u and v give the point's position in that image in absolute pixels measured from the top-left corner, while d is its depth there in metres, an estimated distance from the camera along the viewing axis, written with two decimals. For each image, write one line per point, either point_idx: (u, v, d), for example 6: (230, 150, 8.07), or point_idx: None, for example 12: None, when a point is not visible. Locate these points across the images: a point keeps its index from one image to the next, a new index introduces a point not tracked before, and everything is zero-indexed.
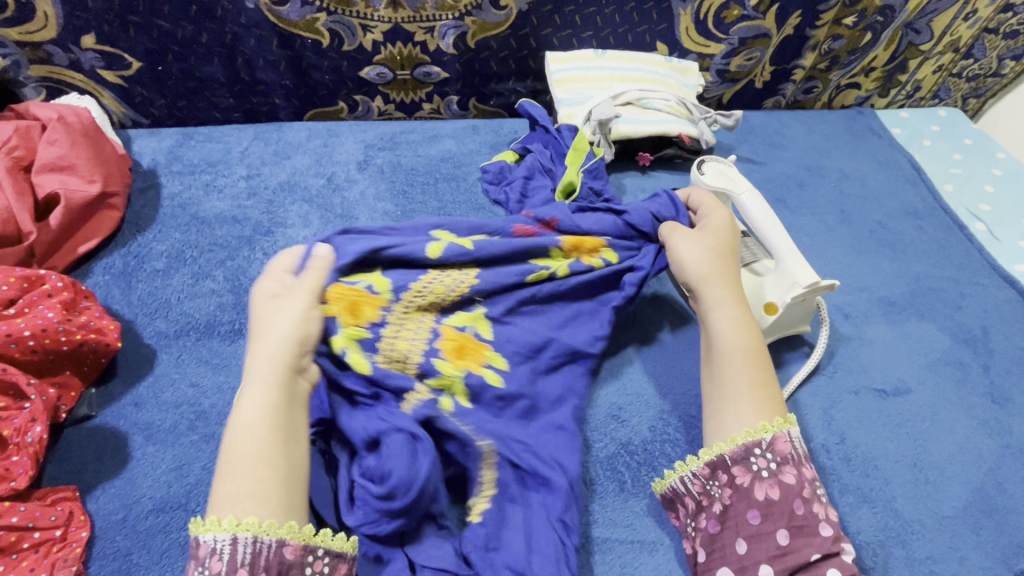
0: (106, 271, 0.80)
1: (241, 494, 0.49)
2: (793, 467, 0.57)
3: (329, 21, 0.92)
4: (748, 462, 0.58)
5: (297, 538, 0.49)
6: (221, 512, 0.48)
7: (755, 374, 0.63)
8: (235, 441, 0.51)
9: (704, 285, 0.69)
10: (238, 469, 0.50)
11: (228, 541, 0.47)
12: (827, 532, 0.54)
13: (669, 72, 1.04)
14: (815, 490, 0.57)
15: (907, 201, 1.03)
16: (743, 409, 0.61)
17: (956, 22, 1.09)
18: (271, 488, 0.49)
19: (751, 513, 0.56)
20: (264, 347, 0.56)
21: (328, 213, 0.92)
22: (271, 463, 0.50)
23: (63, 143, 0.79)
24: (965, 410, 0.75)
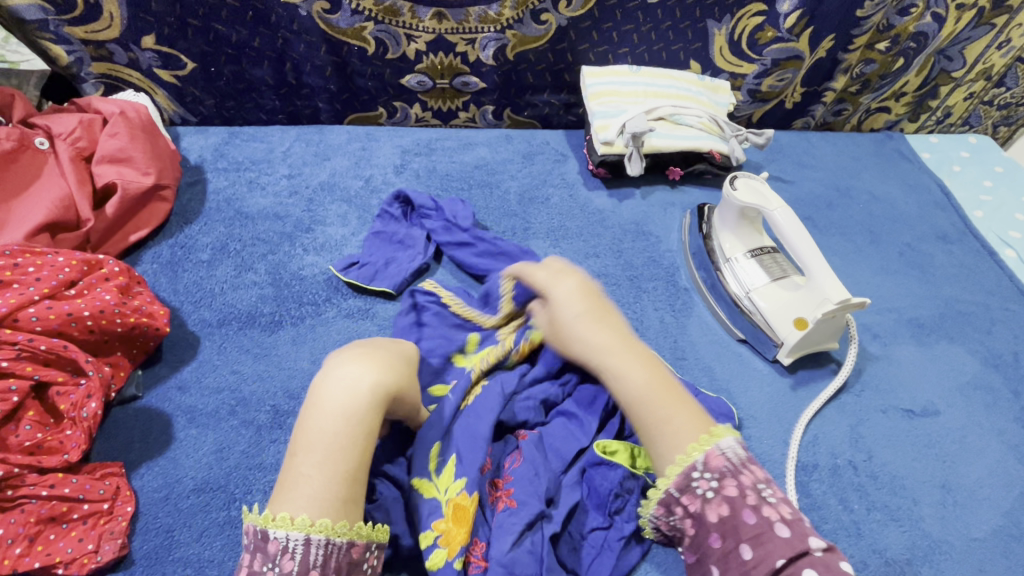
0: (155, 259, 0.84)
1: (306, 488, 0.49)
2: (732, 478, 0.56)
3: (376, 30, 0.95)
4: (692, 487, 0.57)
5: (362, 538, 0.50)
6: (293, 508, 0.48)
7: (663, 401, 0.60)
8: (307, 433, 0.50)
9: (580, 328, 0.65)
10: (318, 456, 0.50)
11: (304, 541, 0.47)
12: (785, 532, 0.53)
13: (701, 90, 1.06)
14: (762, 492, 0.55)
15: (937, 225, 1.03)
16: (670, 440, 0.58)
17: (989, 50, 1.10)
18: (345, 479, 0.50)
19: (712, 536, 0.56)
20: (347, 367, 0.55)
21: (365, 213, 0.95)
22: (355, 459, 0.50)
23: (123, 136, 0.83)
24: (995, 435, 0.75)
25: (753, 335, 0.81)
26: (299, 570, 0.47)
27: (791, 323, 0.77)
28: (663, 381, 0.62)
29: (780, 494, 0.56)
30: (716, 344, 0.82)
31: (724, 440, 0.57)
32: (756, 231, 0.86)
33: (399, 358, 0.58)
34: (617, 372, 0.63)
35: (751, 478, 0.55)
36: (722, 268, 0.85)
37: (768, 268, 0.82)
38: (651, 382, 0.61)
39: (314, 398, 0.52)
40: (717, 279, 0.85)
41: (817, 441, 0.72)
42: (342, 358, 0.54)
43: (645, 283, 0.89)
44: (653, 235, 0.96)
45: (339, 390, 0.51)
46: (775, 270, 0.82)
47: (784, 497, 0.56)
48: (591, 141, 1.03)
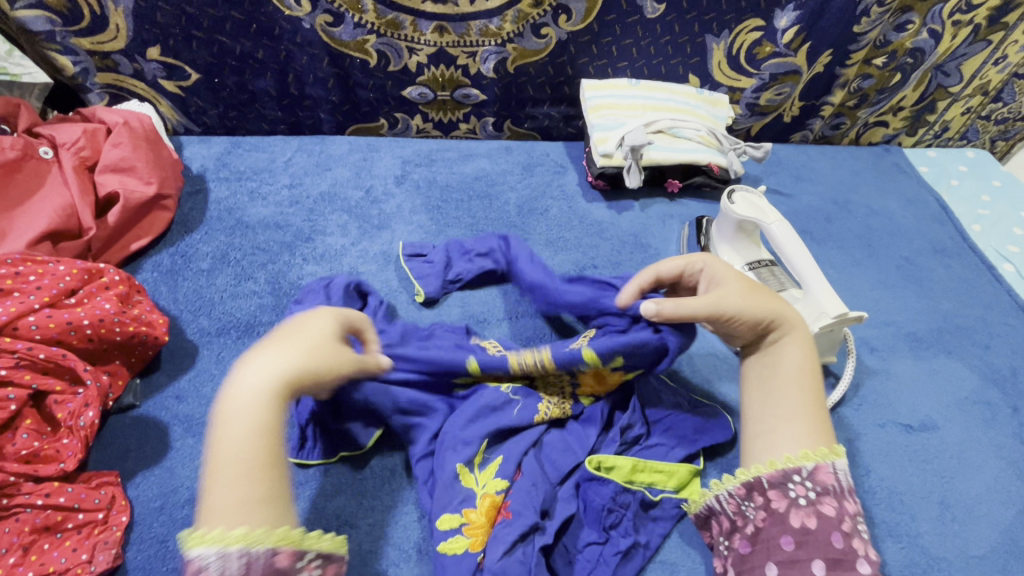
0: (155, 268, 0.84)
1: (213, 506, 0.43)
2: (834, 498, 0.53)
3: (378, 43, 0.97)
4: (786, 487, 0.55)
5: (287, 545, 0.44)
6: (210, 524, 0.43)
7: (808, 398, 0.59)
8: (216, 446, 0.45)
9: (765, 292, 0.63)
10: (222, 468, 0.44)
11: (216, 555, 0.42)
12: (864, 569, 0.50)
13: (700, 103, 1.07)
14: (859, 525, 0.52)
15: (935, 239, 1.04)
16: (789, 432, 0.57)
17: (985, 66, 1.11)
18: (251, 488, 0.44)
19: (784, 538, 0.53)
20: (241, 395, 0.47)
21: (365, 223, 0.96)
22: (257, 467, 0.45)
23: (127, 146, 0.84)
24: (994, 450, 0.75)
25: None
26: None
27: None
28: (808, 367, 0.60)
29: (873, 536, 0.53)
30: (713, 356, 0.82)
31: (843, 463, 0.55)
32: (754, 244, 0.86)
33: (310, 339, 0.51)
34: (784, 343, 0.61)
35: (856, 509, 0.52)
36: None
37: (766, 282, 0.82)
38: (799, 361, 0.60)
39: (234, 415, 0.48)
40: None
41: None
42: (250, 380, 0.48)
43: None
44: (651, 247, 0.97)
45: (239, 385, 0.47)
46: (773, 283, 0.82)
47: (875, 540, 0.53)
48: (591, 153, 1.03)
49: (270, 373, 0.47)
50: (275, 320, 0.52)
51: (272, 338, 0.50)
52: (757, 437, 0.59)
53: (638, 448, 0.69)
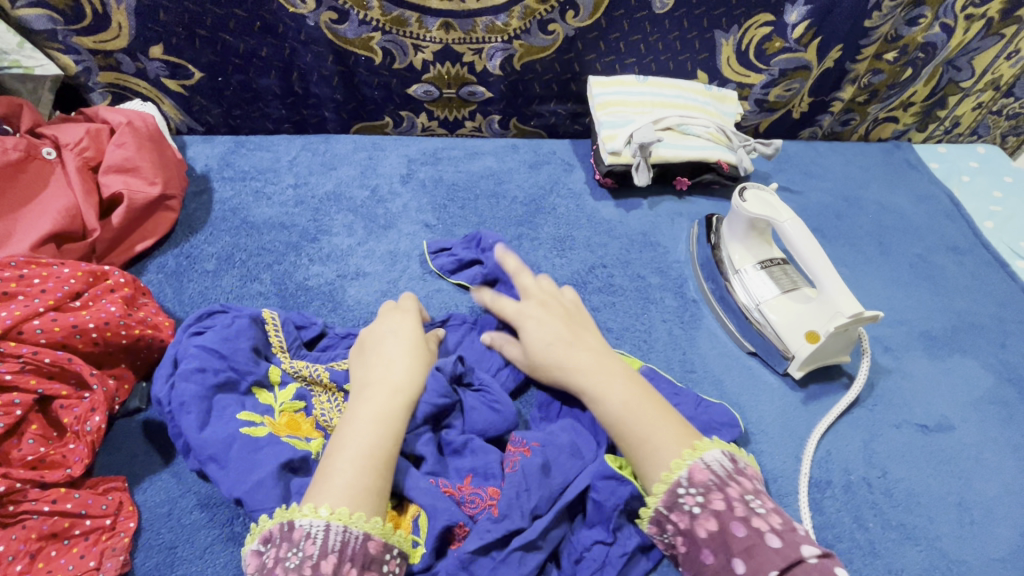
0: (160, 269, 0.83)
1: (341, 481, 0.52)
2: (717, 491, 0.55)
3: (383, 40, 0.95)
4: (680, 504, 0.56)
5: (379, 533, 0.52)
6: (331, 500, 0.51)
7: (647, 415, 0.60)
8: (342, 434, 0.56)
9: (557, 365, 0.67)
10: (350, 454, 0.54)
11: (323, 527, 0.50)
12: (775, 543, 0.51)
13: (708, 100, 1.05)
14: (750, 503, 0.54)
15: (948, 236, 1.02)
16: (652, 460, 0.58)
17: (998, 60, 1.09)
18: (373, 470, 0.54)
19: (702, 553, 0.54)
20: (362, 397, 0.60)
21: (371, 223, 0.94)
22: (381, 456, 0.55)
23: (130, 146, 0.83)
24: (1011, 450, 0.74)
25: (763, 347, 0.80)
26: (319, 554, 0.49)
27: (803, 336, 0.75)
28: (630, 395, 0.63)
29: (770, 505, 0.54)
30: (725, 356, 0.81)
31: (708, 454, 0.57)
32: (765, 242, 0.85)
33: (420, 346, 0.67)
34: (597, 394, 0.63)
35: (737, 490, 0.54)
36: (731, 280, 0.84)
37: (778, 281, 0.81)
38: (616, 393, 0.62)
39: (355, 406, 0.59)
40: (726, 291, 0.84)
41: (830, 457, 0.71)
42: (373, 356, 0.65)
43: (653, 293, 0.89)
44: (660, 246, 0.95)
45: (377, 391, 0.60)
46: (785, 282, 0.81)
47: (776, 507, 0.54)
48: (599, 151, 1.02)
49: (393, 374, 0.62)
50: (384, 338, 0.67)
51: (401, 335, 0.68)
52: (639, 476, 0.59)
53: None
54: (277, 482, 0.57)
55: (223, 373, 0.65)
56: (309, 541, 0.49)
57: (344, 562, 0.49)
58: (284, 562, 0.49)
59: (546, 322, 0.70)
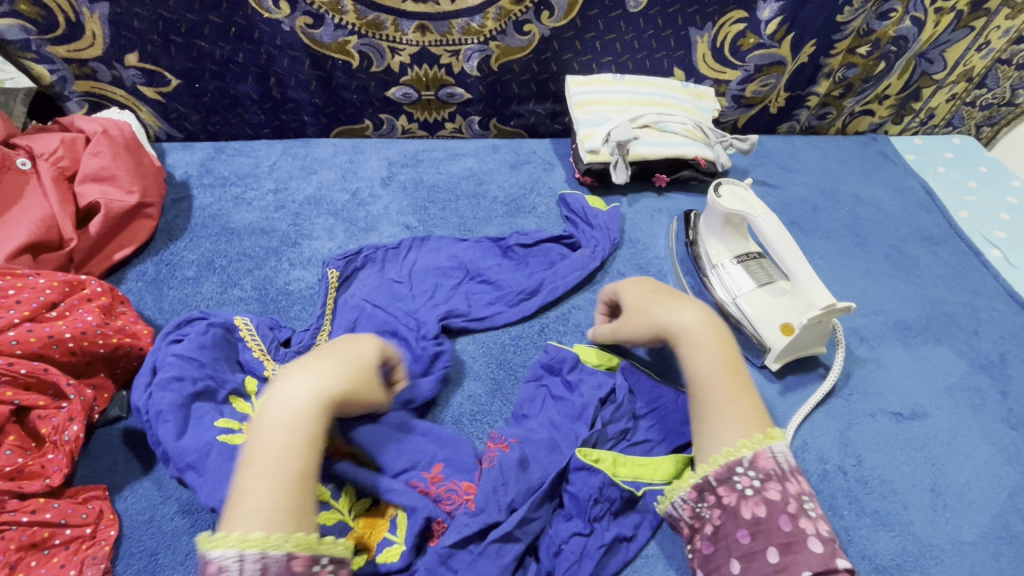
0: (140, 277, 0.83)
1: (256, 505, 0.46)
2: (777, 482, 0.55)
3: (360, 44, 0.96)
4: (733, 481, 0.56)
5: (305, 549, 0.46)
6: (244, 525, 0.46)
7: (730, 385, 0.60)
8: (255, 452, 0.49)
9: (651, 323, 0.67)
10: (269, 469, 0.48)
11: (236, 557, 0.44)
12: (818, 548, 0.51)
13: (685, 97, 1.07)
14: (804, 503, 0.54)
15: (923, 227, 1.04)
16: (722, 427, 0.59)
17: (969, 52, 1.11)
18: (297, 488, 0.48)
19: (740, 532, 0.54)
20: (279, 407, 0.51)
21: (352, 226, 0.95)
22: (302, 472, 0.49)
23: (106, 155, 0.83)
24: (983, 436, 0.75)
25: (741, 341, 0.81)
26: None
27: (778, 328, 0.76)
28: (725, 356, 0.62)
29: (818, 512, 0.55)
30: None
31: (779, 446, 0.57)
32: (741, 237, 0.86)
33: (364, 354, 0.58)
34: (691, 346, 0.63)
35: (798, 488, 0.55)
36: (708, 275, 0.86)
37: (754, 275, 0.82)
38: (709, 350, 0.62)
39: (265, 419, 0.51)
40: (704, 286, 0.85)
41: (807, 446, 0.72)
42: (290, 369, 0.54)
43: None
44: (640, 242, 0.96)
45: (294, 399, 0.51)
46: (761, 276, 0.82)
47: (823, 515, 0.55)
48: (577, 149, 1.03)
49: (310, 389, 0.52)
50: (321, 345, 0.59)
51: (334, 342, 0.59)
52: (700, 441, 0.60)
53: (624, 443, 0.68)
54: None
55: (201, 381, 0.65)
56: (223, 575, 0.44)
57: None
58: None
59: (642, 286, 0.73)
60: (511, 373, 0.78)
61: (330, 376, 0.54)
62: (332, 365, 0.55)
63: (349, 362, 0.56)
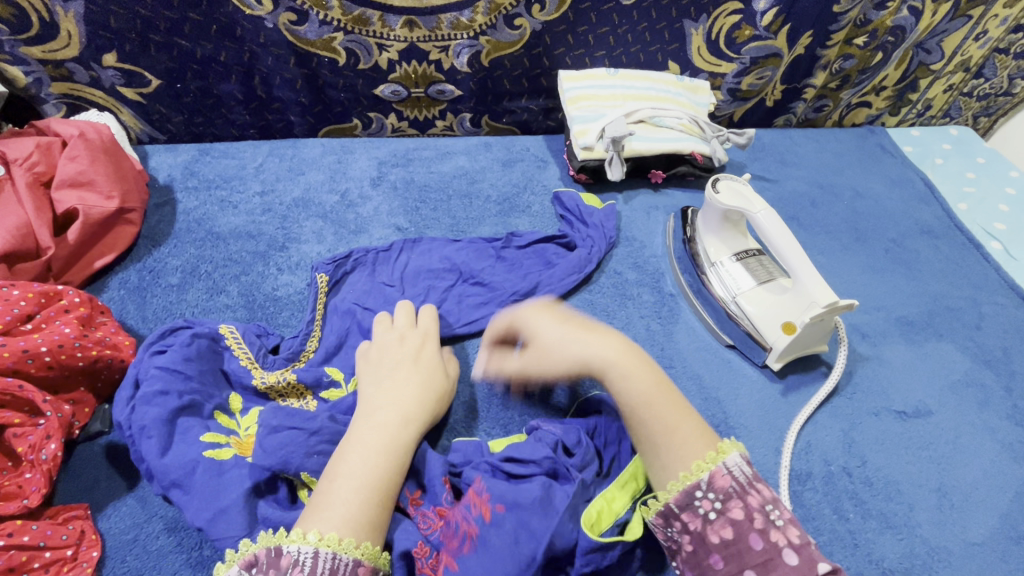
0: (122, 285, 0.81)
1: (342, 511, 0.49)
2: (738, 500, 0.52)
3: (346, 40, 0.93)
4: (694, 506, 0.53)
5: (371, 559, 0.49)
6: (324, 526, 0.48)
7: (671, 409, 0.58)
8: (349, 457, 0.53)
9: (569, 358, 0.61)
10: (355, 481, 0.52)
11: (311, 553, 0.47)
12: (793, 561, 0.48)
13: (681, 91, 1.05)
14: (771, 515, 0.51)
15: (922, 220, 1.03)
16: (674, 451, 0.56)
17: (966, 42, 1.09)
18: (377, 504, 0.51)
19: (712, 558, 0.51)
20: (373, 419, 0.57)
21: (341, 229, 0.92)
22: (387, 490, 0.53)
23: (84, 159, 0.80)
24: (989, 434, 0.74)
25: (741, 340, 0.79)
26: None
27: (779, 327, 0.75)
28: (652, 384, 0.59)
29: (787, 517, 0.52)
30: (704, 350, 0.80)
31: (732, 458, 0.54)
32: (740, 234, 0.84)
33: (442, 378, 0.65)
34: (622, 376, 0.59)
35: (760, 501, 0.51)
36: (707, 272, 0.84)
37: (754, 272, 0.80)
38: (641, 382, 0.59)
39: (359, 430, 0.56)
40: (703, 284, 0.84)
41: (810, 448, 0.71)
42: (388, 378, 0.62)
43: (631, 288, 0.88)
44: (636, 240, 0.94)
45: (388, 418, 0.57)
46: (761, 274, 0.80)
47: (792, 519, 0.51)
48: (571, 146, 1.01)
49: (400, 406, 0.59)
50: (396, 361, 0.65)
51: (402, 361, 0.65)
52: (655, 472, 0.56)
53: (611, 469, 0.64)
54: (243, 508, 0.56)
55: (187, 395, 0.63)
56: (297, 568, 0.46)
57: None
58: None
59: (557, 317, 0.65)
60: None
61: (417, 399, 0.61)
62: (421, 388, 0.62)
63: (435, 385, 0.64)
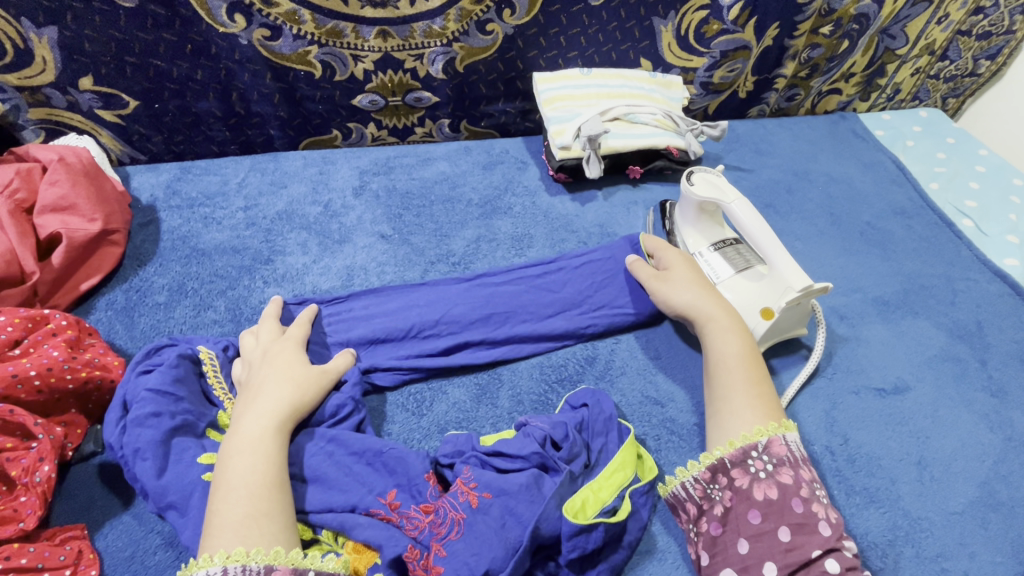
0: (109, 306, 0.81)
1: (230, 522, 0.51)
2: (790, 467, 0.58)
3: (321, 54, 0.94)
4: (746, 463, 0.59)
5: (285, 563, 0.50)
6: (226, 544, 0.50)
7: (748, 374, 0.67)
8: (224, 474, 0.55)
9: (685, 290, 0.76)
10: (229, 490, 0.53)
11: (219, 573, 0.48)
12: (827, 532, 0.54)
13: (654, 87, 1.07)
14: (815, 490, 0.57)
15: (895, 202, 1.05)
16: (738, 415, 0.63)
17: (929, 26, 1.12)
18: (267, 503, 0.53)
19: (752, 511, 0.57)
20: (242, 428, 0.59)
21: (326, 239, 0.93)
22: (270, 486, 0.55)
23: (65, 183, 0.80)
24: (965, 405, 0.76)
25: None
26: None
27: (758, 313, 0.76)
28: (745, 350, 0.69)
29: (829, 500, 0.58)
30: (688, 341, 0.82)
31: (792, 433, 0.61)
32: (717, 224, 0.86)
33: (304, 374, 0.65)
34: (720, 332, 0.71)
35: (810, 475, 0.58)
36: None
37: (732, 261, 0.82)
38: (733, 345, 0.69)
39: (229, 443, 0.58)
40: None
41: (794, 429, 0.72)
42: (250, 384, 0.64)
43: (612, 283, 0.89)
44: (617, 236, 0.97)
45: (251, 422, 0.59)
46: (739, 262, 0.81)
47: (833, 504, 0.57)
48: (549, 147, 1.02)
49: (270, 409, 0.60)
50: (261, 372, 0.66)
51: (273, 361, 0.67)
52: (725, 421, 0.64)
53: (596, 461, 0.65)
54: None
55: (180, 416, 0.63)
56: None
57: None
58: None
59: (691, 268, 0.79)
60: (494, 376, 0.77)
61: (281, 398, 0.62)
62: (284, 387, 0.63)
63: (292, 382, 0.64)
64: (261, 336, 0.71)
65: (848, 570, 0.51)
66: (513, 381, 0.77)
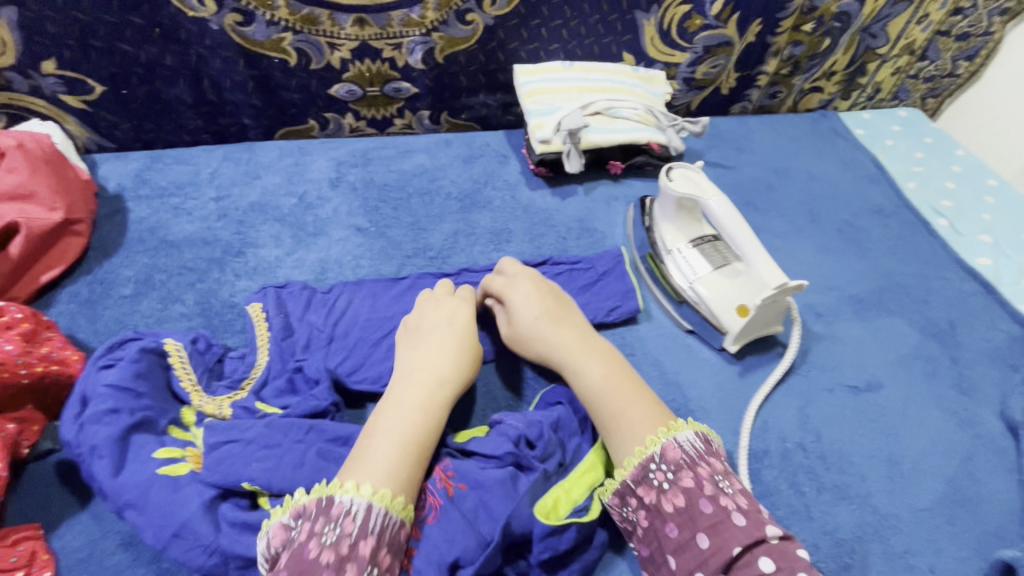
0: (72, 298, 0.79)
1: (383, 464, 0.55)
2: (689, 470, 0.56)
3: (296, 41, 0.92)
4: (648, 478, 0.57)
5: (410, 518, 0.54)
6: (374, 483, 0.53)
7: (627, 391, 0.63)
8: (387, 420, 0.58)
9: (559, 328, 0.69)
10: (394, 437, 0.57)
11: (365, 507, 0.52)
12: (741, 522, 0.53)
13: (636, 82, 1.05)
14: (718, 483, 0.56)
15: (873, 200, 1.06)
16: (630, 431, 0.60)
17: (910, 26, 1.13)
18: (414, 462, 0.56)
19: (669, 525, 0.55)
20: (410, 384, 0.62)
21: (300, 231, 0.91)
22: (423, 445, 0.58)
23: (24, 170, 0.77)
24: (936, 403, 0.77)
25: (699, 325, 0.81)
26: (358, 534, 0.51)
27: (734, 310, 0.76)
28: (619, 373, 0.65)
29: (735, 485, 0.56)
30: (666, 337, 0.81)
31: (683, 433, 0.59)
32: (696, 220, 0.85)
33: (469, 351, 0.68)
34: (585, 362, 0.66)
35: (707, 470, 0.56)
36: (665, 260, 0.85)
37: (710, 257, 0.81)
38: (607, 372, 0.65)
39: (398, 393, 0.61)
40: (661, 272, 0.85)
41: (767, 426, 0.72)
42: (431, 341, 0.67)
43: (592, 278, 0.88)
44: (597, 232, 0.96)
45: (422, 379, 0.62)
46: (717, 258, 0.81)
47: (741, 488, 0.56)
48: (530, 140, 1.01)
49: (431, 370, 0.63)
50: (435, 325, 0.69)
51: (453, 323, 0.69)
52: (611, 450, 0.61)
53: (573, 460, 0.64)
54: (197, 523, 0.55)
55: (140, 412, 0.62)
56: (350, 518, 0.51)
57: (382, 546, 0.51)
58: (320, 537, 0.50)
59: (534, 297, 0.72)
60: None
61: (451, 359, 0.65)
62: (453, 351, 0.66)
63: (472, 347, 0.68)
64: (441, 300, 0.73)
65: (777, 558, 0.51)
66: (488, 377, 0.75)
